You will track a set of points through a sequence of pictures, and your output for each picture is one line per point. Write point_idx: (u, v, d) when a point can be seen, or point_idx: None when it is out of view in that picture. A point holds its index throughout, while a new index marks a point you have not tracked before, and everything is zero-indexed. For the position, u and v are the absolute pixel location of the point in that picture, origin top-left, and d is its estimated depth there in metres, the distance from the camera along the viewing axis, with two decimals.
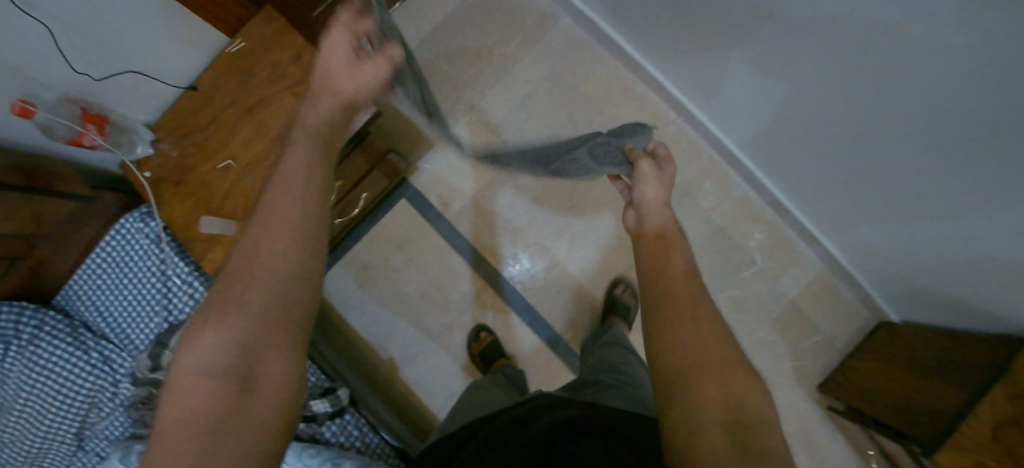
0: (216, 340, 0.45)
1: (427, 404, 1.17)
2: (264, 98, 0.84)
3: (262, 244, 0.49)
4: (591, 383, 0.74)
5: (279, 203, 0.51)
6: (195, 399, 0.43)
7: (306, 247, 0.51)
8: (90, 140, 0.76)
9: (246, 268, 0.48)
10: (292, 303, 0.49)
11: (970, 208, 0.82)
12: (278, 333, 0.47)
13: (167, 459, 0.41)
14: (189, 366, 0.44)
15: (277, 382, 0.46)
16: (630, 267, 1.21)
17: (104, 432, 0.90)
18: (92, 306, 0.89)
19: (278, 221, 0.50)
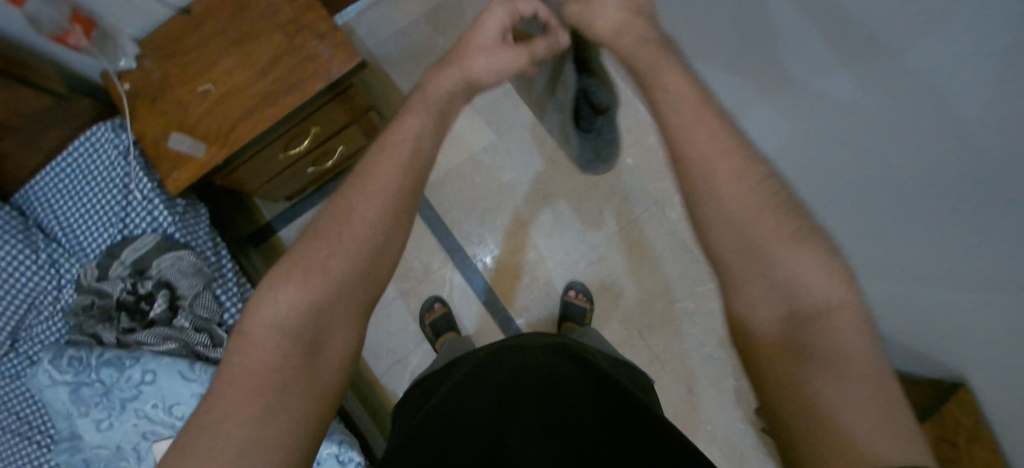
0: (298, 301, 0.45)
1: (372, 370, 1.18)
2: (251, 33, 0.87)
3: (351, 217, 0.49)
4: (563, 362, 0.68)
5: (378, 176, 0.50)
6: (261, 355, 0.44)
7: (393, 224, 0.50)
8: (75, 41, 0.78)
9: (334, 237, 0.48)
10: (364, 278, 0.48)
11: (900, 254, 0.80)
12: (348, 305, 0.47)
13: (224, 408, 0.41)
14: (267, 321, 0.45)
15: (339, 353, 0.46)
16: (590, 263, 1.24)
17: (39, 336, 0.84)
18: (48, 208, 0.86)
19: (371, 193, 0.50)
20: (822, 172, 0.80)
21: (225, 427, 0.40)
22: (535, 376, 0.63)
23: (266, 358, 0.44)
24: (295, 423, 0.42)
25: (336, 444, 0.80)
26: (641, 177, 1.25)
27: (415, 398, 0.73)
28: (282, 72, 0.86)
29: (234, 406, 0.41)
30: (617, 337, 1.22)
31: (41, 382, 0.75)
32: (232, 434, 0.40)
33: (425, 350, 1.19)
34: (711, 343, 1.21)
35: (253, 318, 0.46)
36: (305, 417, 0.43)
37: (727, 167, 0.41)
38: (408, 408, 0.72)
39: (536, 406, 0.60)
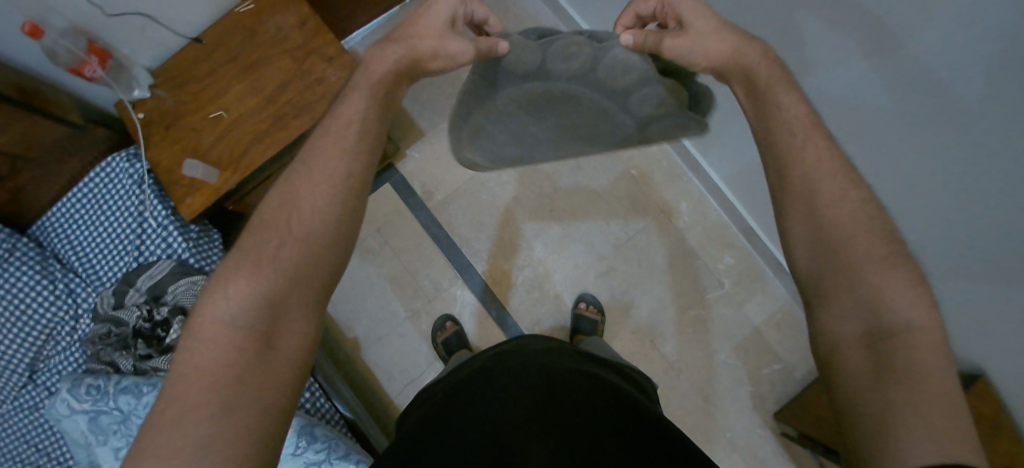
0: (250, 289, 0.46)
1: (385, 390, 1.17)
2: (262, 60, 0.89)
3: (298, 200, 0.51)
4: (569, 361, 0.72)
5: (323, 172, 0.53)
6: (214, 347, 0.43)
7: (341, 215, 0.52)
8: (91, 72, 0.79)
9: (284, 222, 0.50)
10: (317, 265, 0.49)
11: None
12: (302, 292, 0.48)
13: (180, 404, 0.40)
14: (219, 313, 0.44)
15: (298, 338, 0.47)
16: (599, 275, 1.24)
17: (57, 366, 0.84)
18: (65, 239, 0.87)
19: (314, 186, 0.52)
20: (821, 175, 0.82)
21: (185, 424, 0.39)
22: (554, 387, 0.63)
23: (223, 350, 0.43)
24: (257, 410, 0.41)
25: (353, 464, 0.79)
26: (647, 188, 1.26)
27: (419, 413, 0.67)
28: (292, 97, 0.88)
29: (191, 402, 0.40)
30: (630, 348, 1.21)
31: (59, 412, 0.75)
32: (191, 431, 0.38)
33: (437, 368, 1.18)
34: (723, 350, 1.20)
35: (201, 312, 0.45)
36: (266, 406, 0.42)
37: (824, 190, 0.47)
38: (410, 424, 0.66)
39: (555, 412, 0.59)
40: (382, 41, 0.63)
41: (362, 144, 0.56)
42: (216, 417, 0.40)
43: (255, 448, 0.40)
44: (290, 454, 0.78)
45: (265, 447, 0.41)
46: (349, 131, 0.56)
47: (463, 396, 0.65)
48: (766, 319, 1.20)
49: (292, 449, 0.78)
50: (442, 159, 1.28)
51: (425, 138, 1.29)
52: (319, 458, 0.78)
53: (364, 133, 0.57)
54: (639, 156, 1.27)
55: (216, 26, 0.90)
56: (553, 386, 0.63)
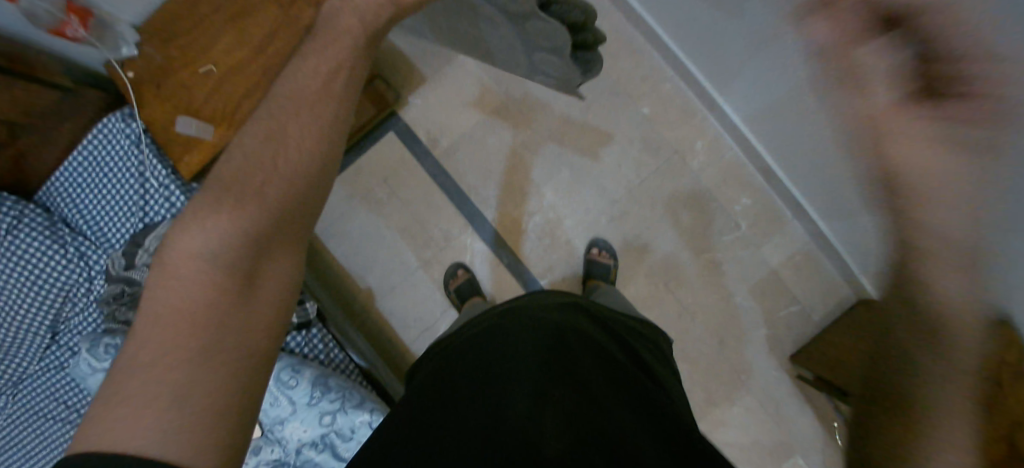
0: (227, 226, 0.43)
1: (402, 339, 1.19)
2: (246, 8, 0.85)
3: (280, 130, 0.47)
4: (566, 314, 0.71)
5: (311, 104, 0.48)
6: (193, 288, 0.42)
7: (324, 148, 0.48)
8: (73, 32, 0.77)
9: (266, 154, 0.46)
10: (301, 202, 0.47)
11: (931, 184, 0.76)
12: (284, 232, 0.46)
13: (160, 345, 0.40)
14: (195, 248, 0.43)
15: (280, 284, 0.46)
16: (611, 219, 1.21)
17: (77, 327, 0.88)
18: (72, 203, 0.88)
19: (299, 115, 0.47)
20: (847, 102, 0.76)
21: (162, 368, 0.39)
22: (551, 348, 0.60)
23: (198, 289, 0.42)
24: (235, 355, 0.41)
25: (367, 412, 0.82)
26: (661, 127, 1.20)
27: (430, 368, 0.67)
28: (279, 47, 0.84)
29: (169, 345, 0.40)
30: (643, 291, 1.19)
31: (84, 371, 0.78)
32: (169, 377, 0.39)
33: (451, 316, 1.20)
34: (739, 290, 1.18)
35: (177, 246, 0.43)
36: (243, 352, 0.42)
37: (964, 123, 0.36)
38: (413, 387, 0.65)
39: (551, 370, 0.57)
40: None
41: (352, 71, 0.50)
42: (195, 362, 0.40)
43: (235, 394, 0.41)
44: (305, 404, 0.81)
45: (242, 396, 0.41)
46: (340, 50, 0.50)
47: (462, 356, 0.66)
48: (786, 259, 1.17)
49: (307, 399, 0.81)
50: (447, 106, 1.23)
51: (427, 85, 1.24)
52: (334, 407, 0.81)
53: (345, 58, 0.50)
54: (652, 93, 1.20)
55: None
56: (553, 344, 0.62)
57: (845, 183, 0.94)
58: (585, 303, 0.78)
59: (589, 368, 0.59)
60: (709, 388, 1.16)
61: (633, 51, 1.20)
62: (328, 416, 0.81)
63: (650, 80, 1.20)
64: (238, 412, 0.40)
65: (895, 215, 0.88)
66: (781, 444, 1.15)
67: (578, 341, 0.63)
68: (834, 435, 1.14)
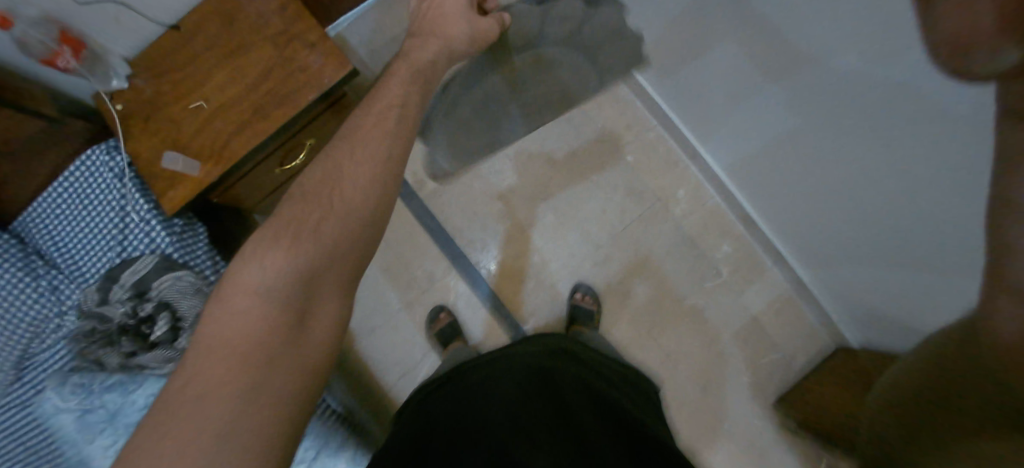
0: (287, 262, 0.48)
1: (380, 382, 1.16)
2: (241, 47, 0.86)
3: (337, 177, 0.53)
4: (559, 354, 0.75)
5: (366, 154, 0.55)
6: (250, 320, 0.45)
7: (377, 195, 0.54)
8: (64, 63, 0.77)
9: (324, 197, 0.52)
10: (352, 243, 0.51)
11: (905, 243, 0.79)
12: (336, 271, 0.50)
13: (212, 376, 0.41)
14: (255, 282, 0.47)
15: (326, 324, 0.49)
16: (596, 264, 1.21)
17: (44, 364, 0.83)
18: (48, 234, 0.85)
19: (356, 162, 0.54)
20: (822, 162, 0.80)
21: (209, 401, 0.40)
22: (544, 384, 0.64)
23: (256, 320, 0.45)
24: (280, 393, 0.43)
25: (342, 461, 0.83)
26: (646, 173, 1.23)
27: (434, 401, 0.69)
28: (273, 86, 0.85)
29: (219, 377, 0.41)
30: (626, 338, 1.19)
31: (49, 410, 0.77)
32: (215, 410, 0.40)
33: (433, 357, 1.17)
34: (722, 337, 1.19)
35: (237, 279, 0.47)
36: (287, 385, 0.44)
37: None
38: (413, 418, 0.68)
39: (549, 414, 0.59)
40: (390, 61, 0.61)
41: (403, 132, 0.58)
42: (243, 396, 0.41)
43: (273, 434, 0.41)
44: None
45: (281, 436, 0.42)
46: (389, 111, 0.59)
47: (463, 391, 0.67)
48: (766, 307, 1.19)
49: None
50: None
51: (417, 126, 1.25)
52: (308, 457, 0.78)
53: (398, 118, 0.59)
54: (637, 140, 1.24)
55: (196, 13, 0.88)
56: (551, 388, 0.63)
57: (822, 236, 0.97)
58: (578, 346, 0.82)
59: (580, 402, 0.62)
60: (693, 440, 1.14)
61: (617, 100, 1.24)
62: None
63: (634, 128, 1.24)
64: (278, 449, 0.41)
65: (871, 270, 0.90)
66: None
67: (565, 380, 0.66)
68: None
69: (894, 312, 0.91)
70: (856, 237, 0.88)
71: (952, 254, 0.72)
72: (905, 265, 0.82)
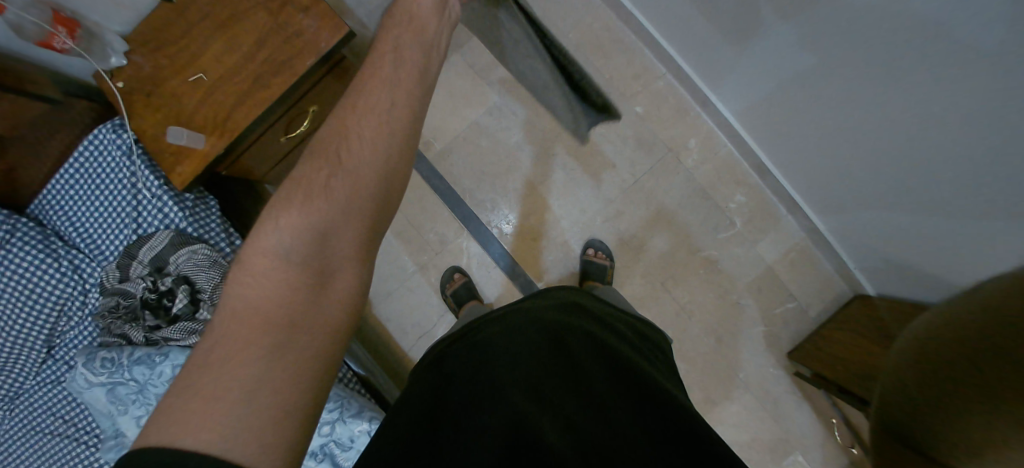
0: (302, 224, 0.47)
1: (400, 344, 1.19)
2: (235, 15, 0.85)
3: (347, 135, 0.51)
4: (575, 312, 0.73)
5: (375, 108, 0.52)
6: (271, 283, 0.45)
7: (390, 151, 0.51)
8: (60, 44, 0.78)
9: (334, 156, 0.50)
10: (367, 202, 0.50)
11: (925, 181, 0.76)
12: (353, 229, 0.49)
13: (238, 339, 0.43)
14: (272, 246, 0.46)
15: (348, 284, 0.48)
16: (607, 219, 1.21)
17: (73, 341, 0.87)
18: (64, 216, 0.88)
19: (365, 118, 0.52)
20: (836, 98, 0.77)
21: (235, 363, 0.41)
22: (556, 346, 0.63)
23: (276, 283, 0.45)
24: (304, 354, 0.43)
25: (366, 421, 0.82)
26: (656, 125, 1.20)
27: (452, 351, 0.70)
28: (271, 52, 0.84)
29: (244, 340, 0.43)
30: (640, 291, 1.19)
31: (79, 385, 0.77)
32: (241, 372, 0.41)
33: (448, 320, 1.19)
34: (736, 288, 1.18)
35: (255, 243, 0.47)
36: (310, 347, 0.44)
37: None
38: (430, 370, 0.69)
39: (555, 371, 0.59)
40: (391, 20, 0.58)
41: (409, 80, 0.55)
42: (267, 357, 0.42)
43: (300, 390, 0.42)
44: None
45: (308, 393, 0.43)
46: (395, 59, 0.55)
47: (478, 345, 0.67)
48: (781, 256, 1.17)
49: None
50: (440, 108, 1.23)
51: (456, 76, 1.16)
52: (333, 417, 0.81)
53: (402, 65, 0.55)
54: (645, 91, 1.20)
55: None
56: (556, 342, 0.64)
57: (837, 179, 0.94)
58: (598, 304, 0.80)
59: (589, 363, 0.61)
60: (707, 386, 1.17)
61: (623, 50, 1.20)
62: (327, 426, 0.80)
63: (642, 78, 1.20)
64: (306, 407, 0.42)
65: (889, 213, 0.88)
66: (780, 440, 1.15)
67: (578, 341, 0.65)
68: (833, 431, 1.14)
69: (913, 251, 0.89)
70: (871, 177, 0.85)
71: (973, 189, 0.70)
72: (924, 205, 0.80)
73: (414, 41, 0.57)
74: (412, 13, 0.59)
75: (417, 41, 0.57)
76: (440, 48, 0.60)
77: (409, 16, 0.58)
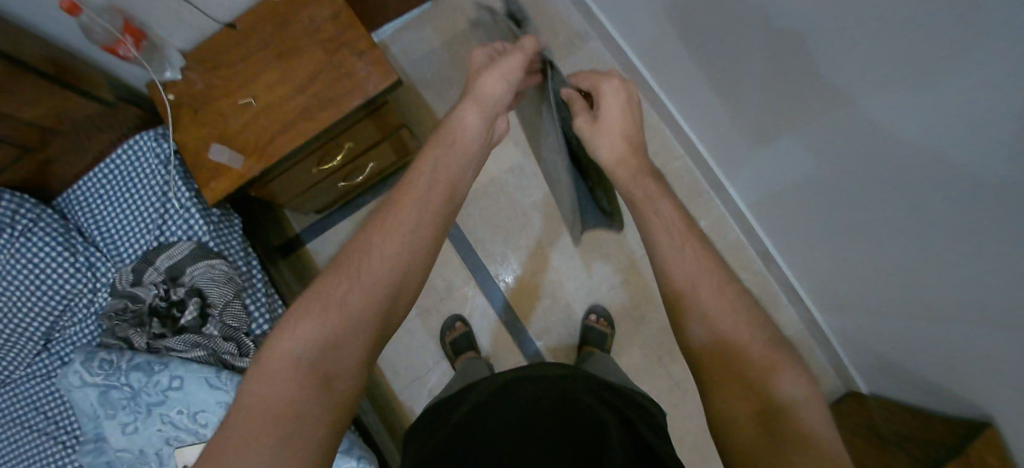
0: (318, 330, 0.48)
1: (391, 386, 1.17)
2: (294, 48, 0.89)
3: (371, 249, 0.54)
4: (576, 387, 0.70)
5: (402, 224, 0.55)
6: (282, 381, 0.46)
7: (408, 266, 0.54)
8: (125, 52, 0.82)
9: (357, 267, 0.52)
10: (381, 310, 0.51)
11: (928, 297, 0.78)
12: (363, 335, 0.50)
13: (245, 435, 0.43)
14: (288, 349, 0.48)
15: (352, 385, 0.48)
16: (612, 287, 1.22)
17: (72, 337, 0.88)
18: (89, 213, 0.90)
19: (388, 234, 0.54)
20: (847, 199, 0.82)
21: (242, 458, 0.41)
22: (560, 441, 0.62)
23: (288, 382, 0.46)
24: (307, 453, 0.43)
25: (354, 459, 0.80)
26: None
27: (456, 422, 0.67)
28: (322, 87, 0.88)
29: (251, 436, 0.43)
30: (636, 363, 1.19)
31: (70, 383, 0.78)
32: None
33: (443, 368, 1.18)
34: None
35: (274, 346, 0.48)
36: (312, 445, 0.44)
37: (711, 274, 0.54)
38: (427, 437, 0.68)
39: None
40: (431, 141, 0.63)
41: (437, 200, 0.58)
42: (272, 454, 0.42)
43: None
44: None
45: None
46: (426, 178, 0.59)
47: (475, 427, 0.66)
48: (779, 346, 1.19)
49: None
50: None
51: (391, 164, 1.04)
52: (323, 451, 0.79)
53: (434, 184, 0.59)
54: (665, 169, 1.27)
55: (250, 13, 0.92)
56: (570, 447, 0.61)
57: (842, 280, 0.97)
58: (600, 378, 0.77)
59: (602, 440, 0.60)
60: None
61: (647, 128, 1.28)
62: None
63: (662, 156, 1.27)
64: None
65: (888, 320, 0.90)
66: None
67: (584, 422, 0.63)
68: None
69: (910, 360, 0.91)
70: (872, 285, 0.89)
71: (968, 311, 0.72)
72: (923, 319, 0.82)
73: (448, 163, 0.61)
74: (455, 136, 0.63)
75: (450, 161, 0.61)
76: (471, 168, 0.64)
77: (453, 137, 0.63)
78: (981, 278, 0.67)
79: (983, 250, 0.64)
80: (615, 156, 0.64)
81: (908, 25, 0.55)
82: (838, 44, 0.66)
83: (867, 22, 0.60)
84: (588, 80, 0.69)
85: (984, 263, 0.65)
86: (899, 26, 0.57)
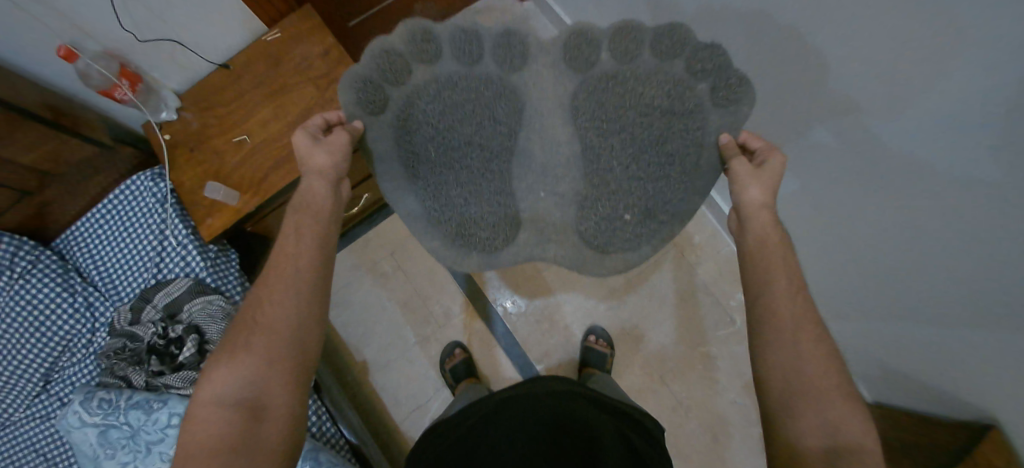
0: (237, 378, 0.55)
1: (391, 414, 1.17)
2: (286, 86, 0.92)
3: (265, 299, 0.59)
4: (572, 403, 0.69)
5: (291, 267, 0.60)
6: (214, 425, 0.53)
7: (302, 301, 0.59)
8: (121, 95, 0.82)
9: (255, 315, 0.58)
10: (288, 344, 0.57)
11: (923, 305, 0.79)
12: (276, 374, 0.56)
13: None
14: (212, 396, 0.54)
15: (281, 413, 0.55)
16: (611, 307, 1.23)
17: (71, 378, 0.89)
18: (87, 254, 0.91)
19: (278, 280, 0.59)
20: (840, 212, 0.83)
21: None
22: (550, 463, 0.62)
23: (218, 426, 0.52)
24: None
25: None
26: None
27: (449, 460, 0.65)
28: None
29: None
30: (638, 382, 1.19)
31: (70, 424, 0.77)
32: None
33: (443, 394, 1.18)
34: (731, 388, 1.18)
35: (201, 398, 0.55)
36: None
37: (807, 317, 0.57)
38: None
39: None
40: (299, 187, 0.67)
41: (317, 235, 0.63)
42: None
43: None
44: None
45: None
46: (311, 219, 0.63)
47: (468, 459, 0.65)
48: None
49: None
50: None
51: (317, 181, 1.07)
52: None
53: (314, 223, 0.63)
54: None
55: (242, 53, 0.94)
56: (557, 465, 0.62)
57: (841, 290, 0.98)
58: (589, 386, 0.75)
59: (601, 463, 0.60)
60: None
61: None
62: None
63: None
64: None
65: (888, 328, 0.91)
66: None
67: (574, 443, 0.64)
68: None
69: (913, 367, 0.91)
70: (873, 294, 0.89)
71: (962, 316, 0.73)
72: (921, 327, 0.83)
73: (318, 208, 0.65)
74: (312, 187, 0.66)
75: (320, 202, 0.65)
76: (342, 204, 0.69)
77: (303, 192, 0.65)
78: (970, 285, 0.68)
79: (968, 256, 0.66)
80: (765, 196, 0.63)
81: (890, 38, 0.57)
82: (819, 62, 0.68)
83: (848, 41, 0.62)
84: (758, 141, 0.71)
85: (972, 270, 0.66)
86: (877, 46, 0.59)
